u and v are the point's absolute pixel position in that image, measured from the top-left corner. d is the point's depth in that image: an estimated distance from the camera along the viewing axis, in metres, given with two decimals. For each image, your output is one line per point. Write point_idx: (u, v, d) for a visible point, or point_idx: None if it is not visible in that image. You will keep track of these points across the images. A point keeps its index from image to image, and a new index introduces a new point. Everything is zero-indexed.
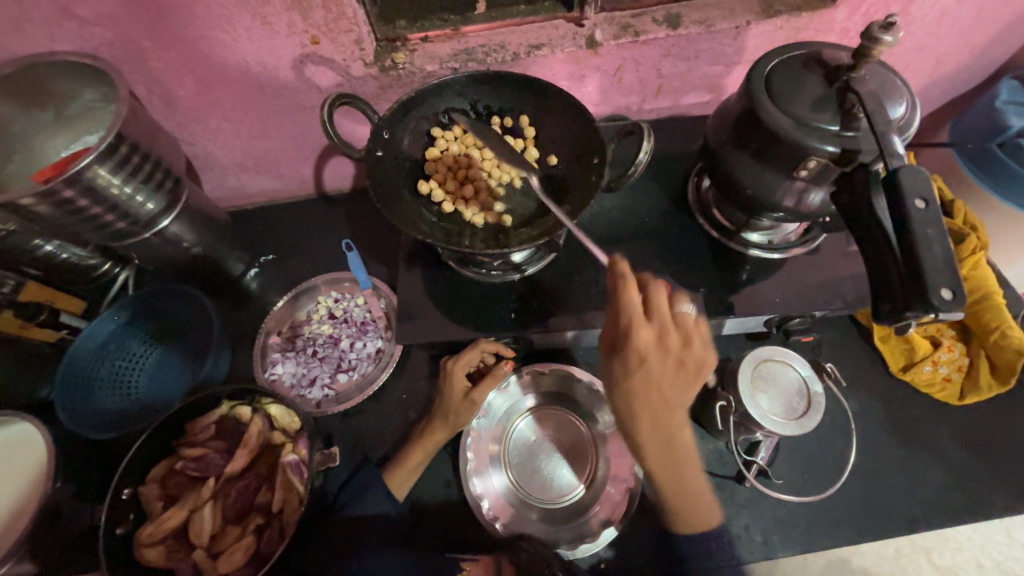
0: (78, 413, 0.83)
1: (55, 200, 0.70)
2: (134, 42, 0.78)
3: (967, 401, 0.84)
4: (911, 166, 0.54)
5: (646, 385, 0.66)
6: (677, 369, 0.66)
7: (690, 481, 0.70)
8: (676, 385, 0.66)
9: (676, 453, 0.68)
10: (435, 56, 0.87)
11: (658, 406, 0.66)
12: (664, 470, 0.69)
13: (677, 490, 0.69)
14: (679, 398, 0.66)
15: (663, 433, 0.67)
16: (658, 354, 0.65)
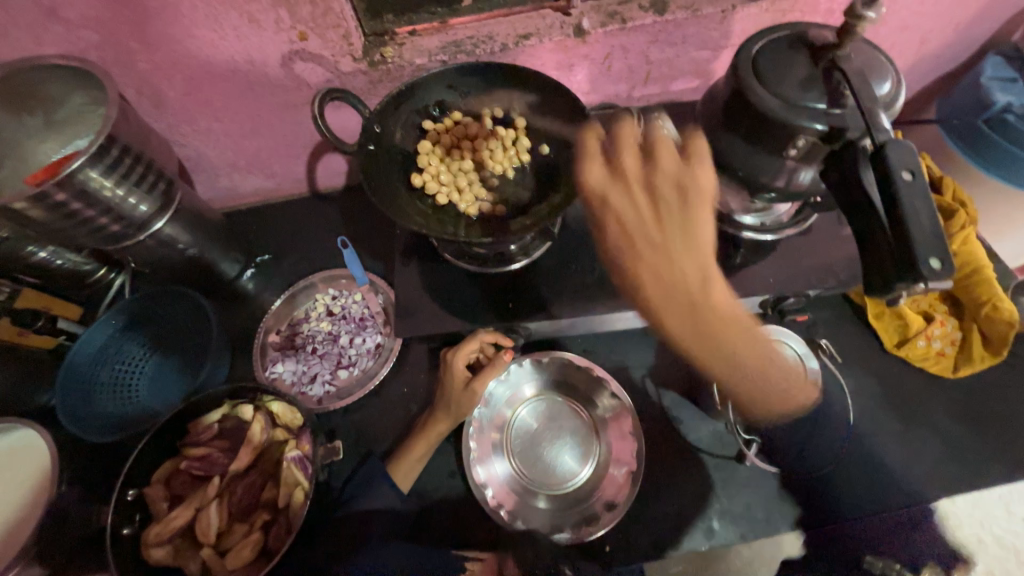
0: (80, 416, 0.83)
1: (48, 203, 0.70)
2: (121, 44, 0.78)
3: (961, 374, 0.86)
4: (898, 140, 0.54)
5: (632, 229, 0.72)
6: (666, 211, 0.71)
7: (744, 352, 0.66)
8: (670, 233, 0.70)
9: (710, 326, 0.65)
10: (424, 49, 0.87)
11: (675, 270, 0.68)
12: (715, 357, 0.65)
13: (731, 364, 0.65)
14: (690, 249, 0.69)
15: (687, 302, 0.66)
16: (634, 200, 0.73)
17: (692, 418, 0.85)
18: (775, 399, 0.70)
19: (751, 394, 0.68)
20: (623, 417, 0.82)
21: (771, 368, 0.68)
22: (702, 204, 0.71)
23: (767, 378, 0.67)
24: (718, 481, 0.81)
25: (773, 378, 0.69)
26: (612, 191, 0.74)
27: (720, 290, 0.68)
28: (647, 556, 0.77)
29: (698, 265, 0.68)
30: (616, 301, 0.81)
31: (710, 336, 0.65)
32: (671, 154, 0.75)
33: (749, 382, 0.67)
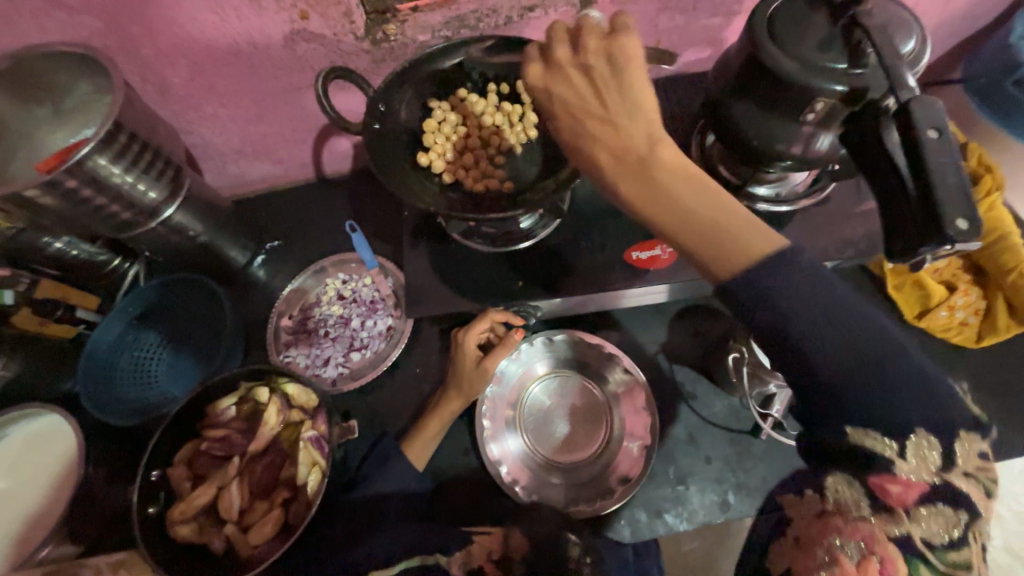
0: (104, 400, 0.85)
1: (60, 190, 0.71)
2: (124, 29, 0.77)
3: (983, 344, 0.85)
4: (925, 96, 0.52)
5: (586, 117, 0.52)
6: (608, 82, 0.51)
7: (691, 200, 0.48)
8: (612, 103, 0.51)
9: (667, 179, 0.49)
10: (427, 25, 0.85)
11: (612, 129, 0.51)
12: (655, 209, 0.50)
13: (725, 243, 0.47)
14: (631, 107, 0.51)
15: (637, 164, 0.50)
16: (573, 82, 0.53)
17: (707, 393, 0.85)
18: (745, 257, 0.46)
19: (695, 247, 0.48)
20: (636, 392, 0.82)
21: (731, 222, 0.47)
22: (625, 53, 0.52)
23: (729, 242, 0.47)
24: (734, 455, 0.80)
25: (726, 229, 0.47)
26: (556, 79, 0.54)
27: (673, 150, 0.50)
28: (663, 529, 0.77)
29: (645, 129, 0.50)
30: (629, 276, 0.80)
31: (652, 192, 0.49)
32: (598, 36, 0.53)
33: (692, 224, 0.48)
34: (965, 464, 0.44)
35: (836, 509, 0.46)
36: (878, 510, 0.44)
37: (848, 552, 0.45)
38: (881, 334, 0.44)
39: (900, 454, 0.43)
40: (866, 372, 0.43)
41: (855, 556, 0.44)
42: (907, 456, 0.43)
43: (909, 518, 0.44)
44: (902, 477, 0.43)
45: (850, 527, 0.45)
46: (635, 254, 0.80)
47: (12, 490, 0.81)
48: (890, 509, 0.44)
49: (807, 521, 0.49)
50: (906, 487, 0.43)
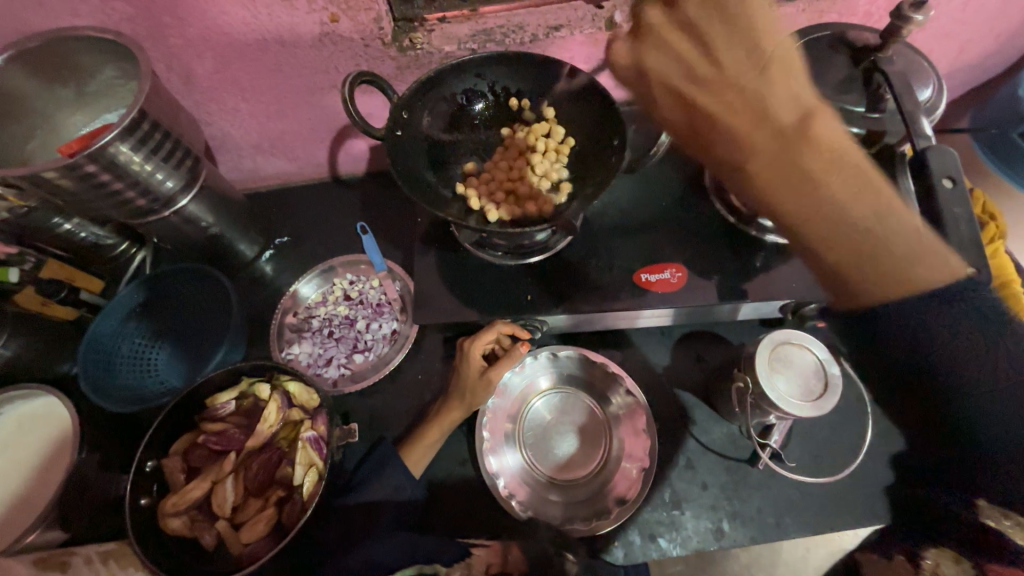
0: (102, 386, 0.85)
1: (78, 174, 0.70)
2: (154, 18, 0.78)
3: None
4: (940, 146, 0.53)
5: (757, 111, 0.62)
6: (719, 47, 0.67)
7: (848, 202, 0.56)
8: (740, 72, 0.64)
9: (813, 155, 0.58)
10: (453, 36, 0.87)
11: (763, 115, 0.61)
12: (799, 218, 0.60)
13: (861, 230, 0.56)
14: (767, 76, 0.63)
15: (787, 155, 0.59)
16: (676, 55, 0.70)
17: (706, 419, 0.85)
18: (885, 274, 0.56)
19: (847, 252, 0.57)
20: (637, 414, 0.82)
21: (893, 233, 0.54)
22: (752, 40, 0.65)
23: (891, 263, 0.55)
24: (731, 483, 0.81)
25: (853, 224, 0.56)
26: (649, 49, 0.74)
27: (826, 126, 0.58)
28: (656, 554, 0.77)
29: (790, 98, 0.61)
30: (638, 298, 0.80)
31: (798, 190, 0.58)
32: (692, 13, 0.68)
33: (856, 232, 0.56)
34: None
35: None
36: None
37: None
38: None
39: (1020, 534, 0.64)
40: None
41: None
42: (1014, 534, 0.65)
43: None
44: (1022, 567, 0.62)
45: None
46: (644, 276, 0.81)
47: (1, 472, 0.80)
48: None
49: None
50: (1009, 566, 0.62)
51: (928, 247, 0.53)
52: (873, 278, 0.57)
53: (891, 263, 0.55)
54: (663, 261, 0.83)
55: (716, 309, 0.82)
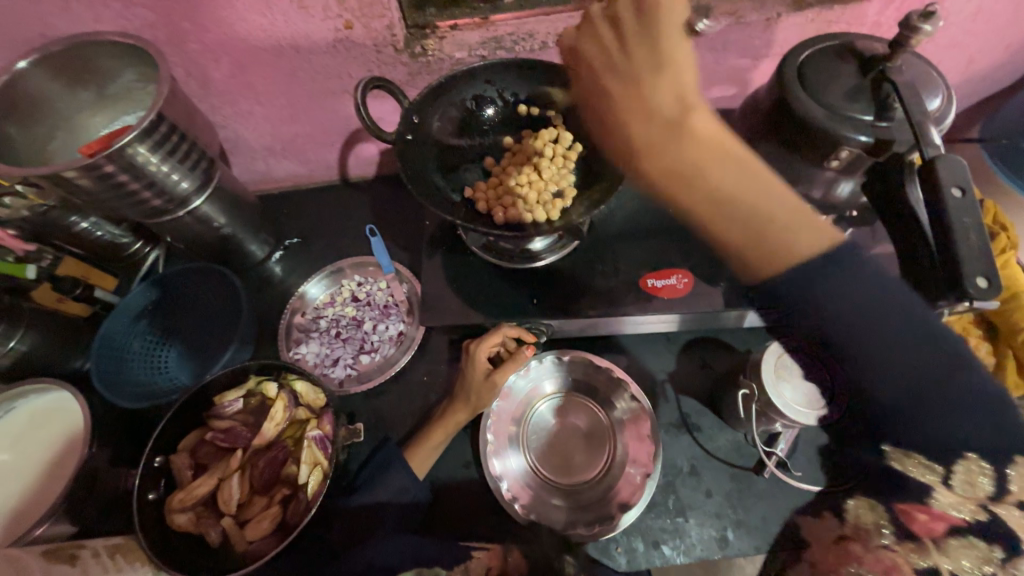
0: (113, 381, 0.86)
1: (97, 174, 0.72)
2: (174, 24, 0.80)
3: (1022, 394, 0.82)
4: (948, 155, 0.54)
5: (643, 111, 0.74)
6: (631, 38, 0.77)
7: (731, 187, 0.68)
8: (638, 62, 0.76)
9: (697, 143, 0.70)
10: (464, 43, 0.88)
11: (646, 105, 0.74)
12: (694, 195, 0.71)
13: (728, 208, 0.69)
14: (656, 68, 0.75)
15: (672, 148, 0.71)
16: (600, 38, 0.80)
17: (712, 426, 0.85)
18: (778, 249, 0.65)
19: (726, 224, 0.69)
20: (642, 420, 0.81)
21: (773, 210, 0.66)
22: (649, 50, 0.76)
23: (767, 237, 0.66)
24: (735, 491, 0.80)
25: (753, 218, 0.67)
26: (586, 36, 0.81)
27: (700, 118, 0.71)
28: (659, 561, 0.76)
29: (674, 95, 0.74)
30: (643, 303, 0.81)
31: (687, 180, 0.70)
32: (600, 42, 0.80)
33: (739, 213, 0.68)
34: (1017, 492, 0.54)
35: (861, 537, 0.59)
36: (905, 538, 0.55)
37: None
38: (948, 359, 0.59)
39: (944, 481, 0.57)
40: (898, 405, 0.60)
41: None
42: (953, 485, 0.56)
43: (938, 549, 0.52)
44: (932, 508, 0.55)
45: (872, 558, 0.55)
46: (650, 281, 0.81)
47: (13, 464, 0.82)
48: (914, 536, 0.54)
49: (832, 547, 0.63)
50: (930, 516, 0.55)
51: (802, 220, 0.65)
52: (750, 251, 0.68)
53: (772, 229, 0.66)
54: (668, 267, 0.83)
55: (721, 315, 0.81)
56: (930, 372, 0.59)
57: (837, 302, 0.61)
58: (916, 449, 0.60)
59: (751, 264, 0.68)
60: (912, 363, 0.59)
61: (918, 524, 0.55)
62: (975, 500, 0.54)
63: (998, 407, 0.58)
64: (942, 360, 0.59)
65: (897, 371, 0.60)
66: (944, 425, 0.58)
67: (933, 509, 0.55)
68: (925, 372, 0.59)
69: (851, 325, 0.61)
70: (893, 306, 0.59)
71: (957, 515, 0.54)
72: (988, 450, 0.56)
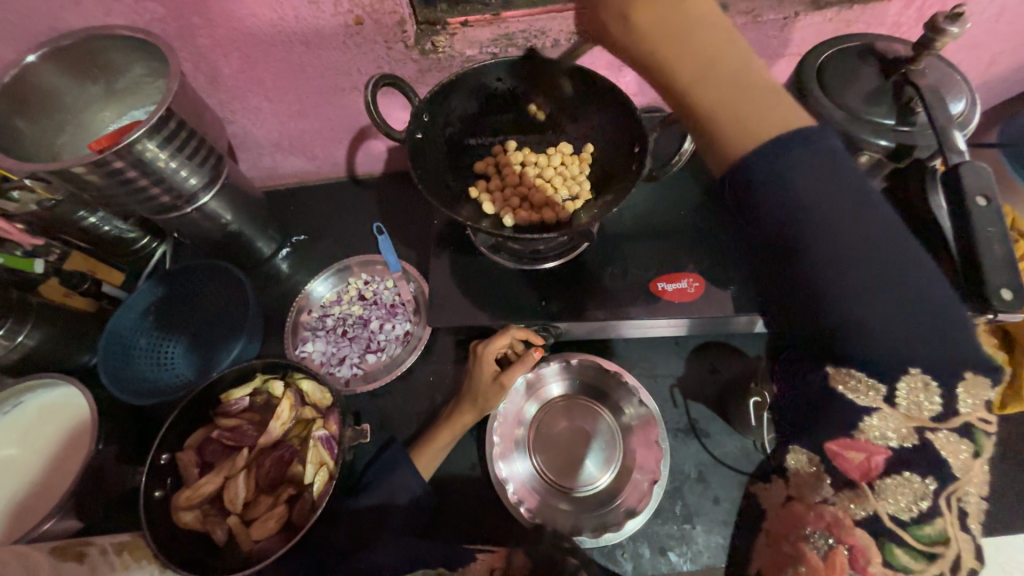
0: (122, 379, 0.86)
1: (106, 170, 0.72)
2: (185, 18, 0.79)
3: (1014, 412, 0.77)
4: (974, 162, 0.52)
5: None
6: None
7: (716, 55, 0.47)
8: None
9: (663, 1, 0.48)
10: (475, 40, 0.87)
11: None
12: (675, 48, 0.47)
13: (733, 85, 0.47)
14: None
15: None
16: None
17: (721, 432, 0.84)
18: (742, 120, 0.46)
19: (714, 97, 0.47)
20: (651, 426, 0.81)
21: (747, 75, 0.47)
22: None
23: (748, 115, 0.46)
24: (743, 499, 0.79)
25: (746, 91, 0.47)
26: None
27: None
28: (665, 567, 0.76)
29: None
30: (653, 307, 0.79)
31: (682, 39, 0.47)
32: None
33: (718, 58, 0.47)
34: (963, 412, 0.46)
35: (799, 494, 0.52)
36: (843, 487, 0.49)
37: (818, 544, 0.49)
38: (902, 255, 0.44)
39: (887, 400, 0.46)
40: (867, 299, 0.43)
41: (824, 550, 0.49)
42: (898, 406, 0.46)
43: (875, 492, 0.48)
44: (859, 442, 0.48)
45: (813, 516, 0.50)
46: (660, 284, 0.80)
47: (22, 457, 0.82)
48: (853, 483, 0.49)
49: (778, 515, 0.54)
50: (865, 454, 0.48)
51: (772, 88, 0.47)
52: (729, 120, 0.46)
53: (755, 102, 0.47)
54: (677, 270, 0.82)
55: (732, 320, 0.80)
56: (893, 269, 0.44)
57: (814, 186, 0.45)
58: (862, 367, 0.46)
59: (716, 133, 0.47)
60: (871, 250, 0.44)
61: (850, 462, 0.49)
62: (915, 422, 0.47)
63: (959, 326, 0.44)
64: (898, 253, 0.44)
65: (861, 276, 0.44)
66: (888, 342, 0.44)
67: (863, 442, 0.48)
68: (886, 267, 0.44)
69: (801, 215, 0.45)
70: (852, 183, 0.45)
71: (887, 443, 0.48)
72: (942, 367, 0.44)
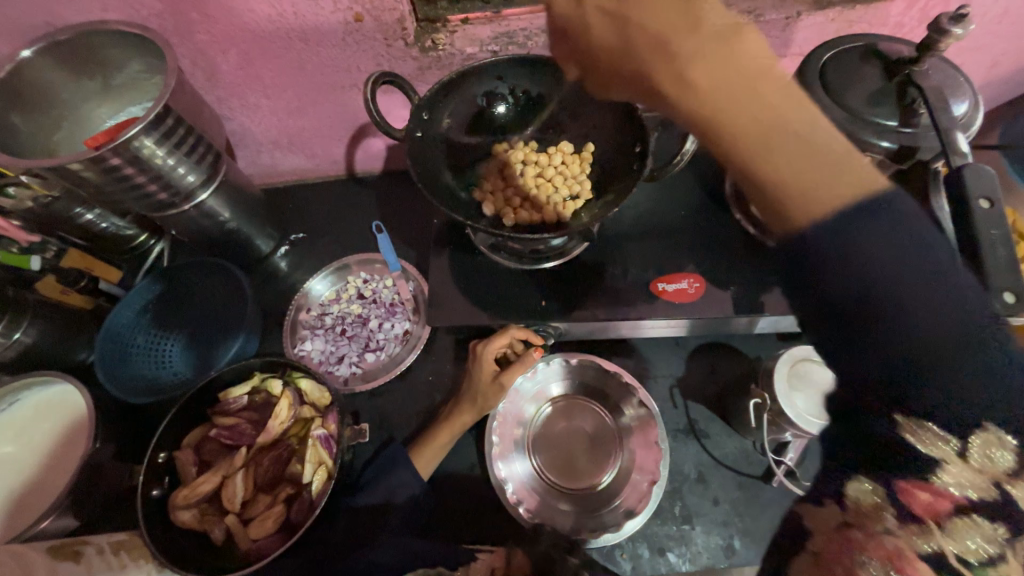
0: (119, 377, 0.86)
1: (102, 166, 0.71)
2: (183, 14, 0.78)
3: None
4: (978, 165, 0.52)
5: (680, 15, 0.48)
6: None
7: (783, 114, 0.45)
8: None
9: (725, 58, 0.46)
10: (476, 38, 0.86)
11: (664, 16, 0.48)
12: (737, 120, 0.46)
13: (796, 149, 0.45)
14: None
15: (722, 54, 0.46)
16: None
17: (720, 433, 0.84)
18: (802, 185, 0.44)
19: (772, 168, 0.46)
20: (650, 427, 0.80)
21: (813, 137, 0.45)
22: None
23: (816, 181, 0.44)
24: (742, 500, 0.79)
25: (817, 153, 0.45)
26: None
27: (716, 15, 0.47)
28: (664, 568, 0.76)
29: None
30: (654, 307, 0.79)
31: (746, 101, 0.45)
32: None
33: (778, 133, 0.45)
34: None
35: (857, 522, 0.43)
36: (906, 521, 0.42)
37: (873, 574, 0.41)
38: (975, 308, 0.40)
39: (961, 453, 0.40)
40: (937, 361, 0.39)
41: None
42: (970, 456, 0.40)
43: (943, 531, 0.41)
44: (936, 485, 0.41)
45: (872, 545, 0.42)
46: (660, 285, 0.80)
47: (18, 455, 0.82)
48: (917, 518, 0.41)
49: (827, 537, 0.45)
50: (936, 495, 0.41)
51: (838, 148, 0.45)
52: (797, 191, 0.45)
53: (814, 169, 0.44)
54: (678, 270, 0.81)
55: (732, 321, 0.80)
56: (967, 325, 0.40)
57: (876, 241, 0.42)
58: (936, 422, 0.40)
59: (784, 204, 0.45)
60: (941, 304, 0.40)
61: (919, 498, 0.41)
62: (988, 476, 0.40)
63: None
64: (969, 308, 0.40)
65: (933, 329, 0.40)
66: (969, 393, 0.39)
67: (937, 484, 0.41)
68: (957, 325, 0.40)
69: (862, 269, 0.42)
70: (916, 239, 0.42)
71: (962, 491, 0.41)
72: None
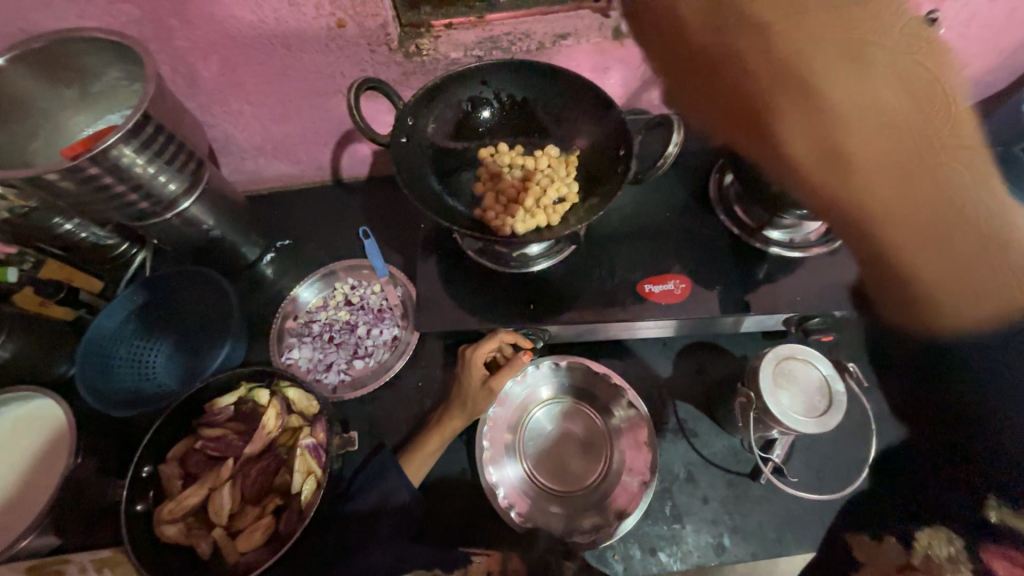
0: (99, 390, 0.84)
1: (81, 176, 0.70)
2: (161, 20, 0.77)
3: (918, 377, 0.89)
4: None
5: (837, 59, 0.73)
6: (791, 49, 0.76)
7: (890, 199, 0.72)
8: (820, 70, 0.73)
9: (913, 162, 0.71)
10: (460, 43, 0.86)
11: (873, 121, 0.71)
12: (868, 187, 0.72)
13: (952, 273, 0.73)
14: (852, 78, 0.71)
15: (875, 131, 0.71)
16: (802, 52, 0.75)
17: (708, 432, 0.85)
18: (972, 295, 0.73)
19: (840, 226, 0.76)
20: (640, 428, 0.81)
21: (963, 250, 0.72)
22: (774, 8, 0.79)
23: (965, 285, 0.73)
24: (731, 498, 0.80)
25: (978, 264, 0.72)
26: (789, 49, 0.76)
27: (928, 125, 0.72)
28: (656, 568, 0.76)
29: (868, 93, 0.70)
30: (641, 308, 0.80)
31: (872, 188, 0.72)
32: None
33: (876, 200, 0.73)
34: None
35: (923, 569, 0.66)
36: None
37: None
38: None
39: None
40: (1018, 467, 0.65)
41: None
42: None
43: None
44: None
45: None
46: (647, 287, 0.80)
47: None
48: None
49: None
50: None
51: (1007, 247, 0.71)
52: (940, 289, 0.74)
53: (963, 275, 0.72)
54: (664, 271, 0.82)
55: (718, 321, 0.81)
56: None
57: None
58: None
59: (917, 291, 0.76)
60: None
61: (999, 562, 0.62)
62: None
63: None
64: None
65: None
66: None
67: None
68: None
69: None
70: None
71: None
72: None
